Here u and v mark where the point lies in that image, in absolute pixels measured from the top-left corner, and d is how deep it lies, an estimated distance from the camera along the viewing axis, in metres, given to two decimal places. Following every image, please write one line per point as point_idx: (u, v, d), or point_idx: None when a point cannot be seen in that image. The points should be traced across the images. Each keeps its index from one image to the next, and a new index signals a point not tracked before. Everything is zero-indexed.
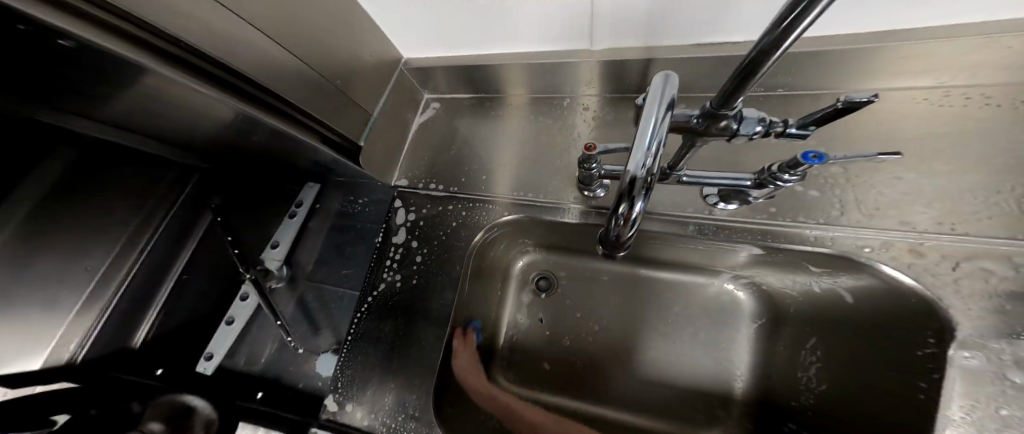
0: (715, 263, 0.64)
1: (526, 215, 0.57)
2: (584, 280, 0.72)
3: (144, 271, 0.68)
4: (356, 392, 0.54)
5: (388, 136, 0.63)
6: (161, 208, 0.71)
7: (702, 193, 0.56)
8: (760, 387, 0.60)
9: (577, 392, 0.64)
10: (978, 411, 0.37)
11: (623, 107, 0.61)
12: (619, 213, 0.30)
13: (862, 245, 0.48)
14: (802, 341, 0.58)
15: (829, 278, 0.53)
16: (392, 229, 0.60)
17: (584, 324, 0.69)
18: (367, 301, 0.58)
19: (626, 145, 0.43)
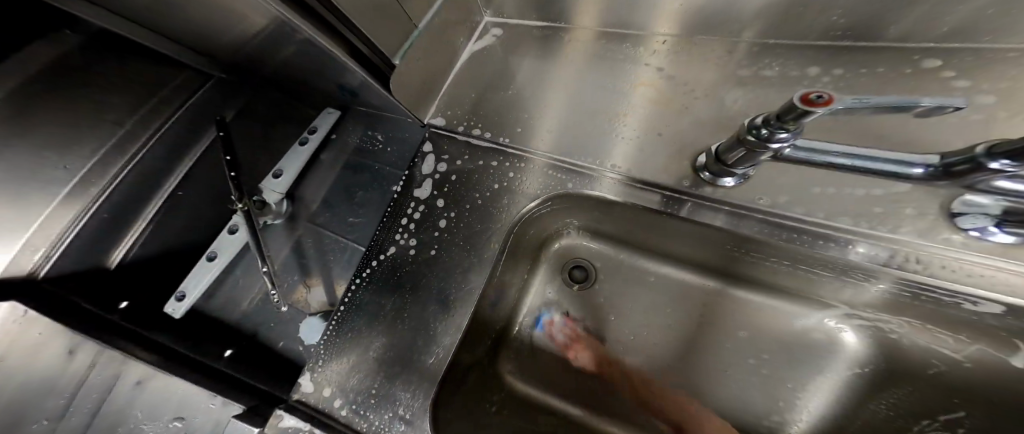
0: (823, 294, 0.46)
1: (567, 181, 0.42)
2: (630, 278, 0.57)
3: (133, 180, 0.56)
4: (340, 374, 0.42)
5: (431, 58, 0.48)
6: (163, 109, 0.59)
7: (949, 210, 0.31)
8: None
9: (586, 400, 0.51)
10: None
11: (801, 59, 0.40)
12: None
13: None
14: (938, 411, 0.40)
15: None
16: (415, 180, 0.47)
17: (622, 330, 0.54)
18: (371, 263, 0.45)
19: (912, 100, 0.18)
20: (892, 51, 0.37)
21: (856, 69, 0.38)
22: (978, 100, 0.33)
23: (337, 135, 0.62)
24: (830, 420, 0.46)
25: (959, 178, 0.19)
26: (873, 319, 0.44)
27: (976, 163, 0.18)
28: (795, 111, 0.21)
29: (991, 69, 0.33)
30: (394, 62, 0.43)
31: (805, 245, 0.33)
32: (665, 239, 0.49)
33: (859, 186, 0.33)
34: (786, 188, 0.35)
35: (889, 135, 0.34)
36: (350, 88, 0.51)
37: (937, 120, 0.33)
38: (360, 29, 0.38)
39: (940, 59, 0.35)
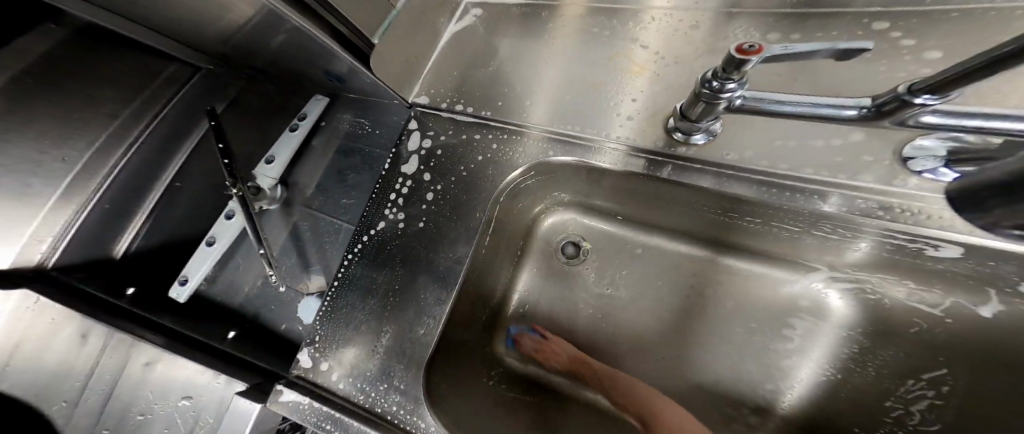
0: (809, 257, 0.46)
1: (554, 151, 0.43)
2: (620, 252, 0.57)
3: (132, 170, 0.58)
4: (336, 348, 0.44)
5: (410, 34, 0.48)
6: (156, 100, 0.60)
7: (901, 155, 0.31)
8: (822, 411, 0.46)
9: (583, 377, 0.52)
10: None
11: (766, 25, 0.41)
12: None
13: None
14: (921, 370, 0.41)
15: None
16: (402, 157, 0.48)
17: (613, 304, 0.55)
18: (362, 238, 0.46)
19: (831, 44, 0.21)
20: (843, 16, 0.38)
21: (816, 32, 0.38)
22: (927, 56, 0.34)
23: (326, 121, 0.63)
24: (819, 383, 0.46)
25: (892, 115, 0.21)
26: (858, 280, 0.45)
27: (902, 99, 0.20)
28: (735, 61, 0.24)
29: (933, 30, 0.35)
30: (374, 40, 0.43)
31: (783, 198, 0.34)
32: (654, 208, 0.49)
33: (819, 137, 0.34)
34: (756, 144, 0.35)
35: (849, 89, 0.35)
36: (337, 74, 0.52)
37: (892, 76, 0.34)
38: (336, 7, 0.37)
39: (888, 22, 0.36)
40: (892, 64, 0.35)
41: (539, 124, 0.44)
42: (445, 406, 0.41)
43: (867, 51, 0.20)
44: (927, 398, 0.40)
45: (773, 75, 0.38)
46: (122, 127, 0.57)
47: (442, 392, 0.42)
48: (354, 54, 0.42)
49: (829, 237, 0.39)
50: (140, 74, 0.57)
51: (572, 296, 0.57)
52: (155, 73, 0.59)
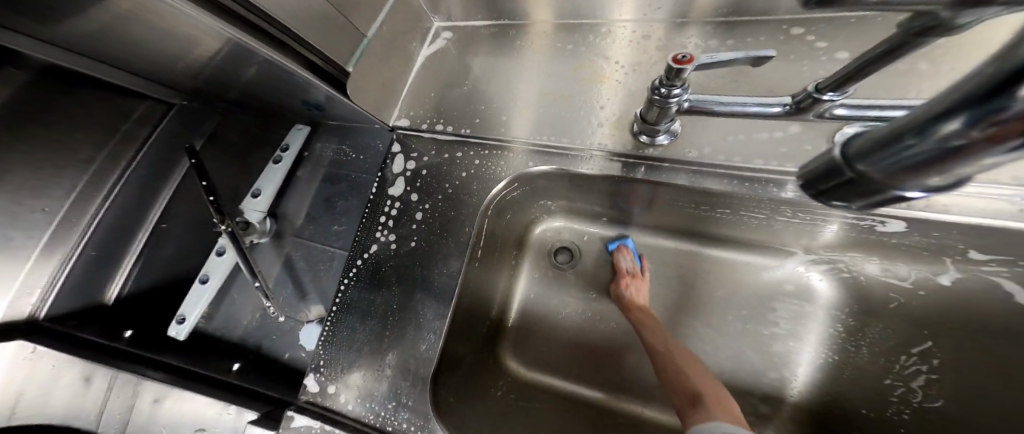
0: (784, 242, 0.49)
1: (534, 163, 0.45)
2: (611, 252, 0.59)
3: (115, 214, 0.57)
4: (344, 372, 0.45)
5: (383, 60, 0.49)
6: (133, 138, 0.58)
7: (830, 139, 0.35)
8: (825, 397, 0.47)
9: (592, 378, 0.54)
10: None
11: (704, 33, 0.44)
12: (860, 172, 0.15)
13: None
14: (912, 345, 0.43)
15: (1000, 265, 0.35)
16: (388, 180, 0.49)
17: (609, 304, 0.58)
18: (356, 263, 0.48)
19: (744, 54, 0.26)
20: (767, 22, 0.42)
21: (746, 38, 0.42)
22: (838, 56, 0.38)
23: (310, 151, 0.63)
24: (821, 366, 0.48)
25: (809, 109, 0.25)
26: (835, 261, 0.48)
27: (813, 97, 0.24)
28: (672, 70, 0.27)
29: (842, 32, 0.39)
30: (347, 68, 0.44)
31: (746, 186, 0.36)
32: (637, 207, 0.51)
33: (764, 131, 0.37)
34: (712, 141, 0.38)
35: (786, 85, 0.38)
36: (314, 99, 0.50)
37: (815, 74, 0.38)
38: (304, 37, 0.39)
39: (803, 27, 0.40)
40: (813, 64, 0.38)
41: (520, 137, 0.46)
42: (455, 417, 0.43)
43: (770, 59, 0.25)
44: (923, 373, 0.41)
45: (717, 76, 0.40)
46: (98, 173, 0.56)
47: (451, 405, 0.44)
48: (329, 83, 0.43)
49: (799, 222, 0.42)
50: (114, 114, 0.55)
51: (573, 300, 0.59)
52: (130, 111, 0.57)
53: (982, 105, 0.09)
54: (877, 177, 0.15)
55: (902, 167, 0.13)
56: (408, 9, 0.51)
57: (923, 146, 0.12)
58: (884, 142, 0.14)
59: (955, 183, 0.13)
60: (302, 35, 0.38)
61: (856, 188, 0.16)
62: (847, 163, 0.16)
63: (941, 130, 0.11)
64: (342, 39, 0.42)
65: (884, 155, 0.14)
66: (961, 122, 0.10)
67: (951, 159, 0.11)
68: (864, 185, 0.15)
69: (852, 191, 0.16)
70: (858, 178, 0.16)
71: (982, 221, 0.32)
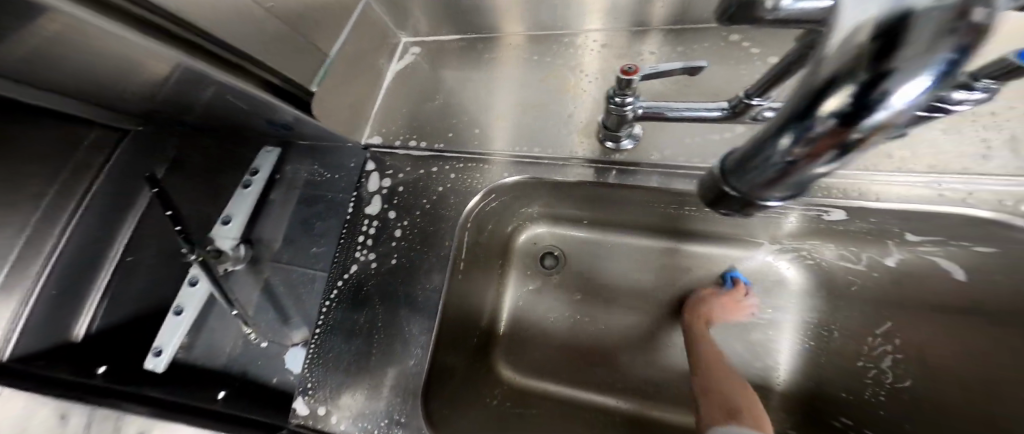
0: (752, 233, 0.51)
1: (515, 175, 0.46)
2: (595, 253, 0.61)
3: (72, 250, 0.55)
4: (333, 393, 0.45)
5: (350, 78, 0.49)
6: (85, 170, 0.54)
7: None
8: (808, 385, 0.49)
9: (588, 381, 0.55)
10: None
11: (655, 41, 0.47)
12: (734, 188, 0.19)
13: (1018, 200, 0.32)
14: (874, 326, 0.45)
15: (933, 247, 0.39)
16: (364, 199, 0.50)
17: (596, 304, 0.59)
18: (337, 283, 0.48)
19: (684, 63, 0.27)
20: (709, 30, 0.45)
21: (692, 45, 0.45)
22: (770, 60, 0.42)
23: (282, 172, 0.62)
24: (799, 352, 0.51)
25: (743, 113, 0.29)
26: (799, 248, 0.50)
27: (745, 102, 0.28)
28: (622, 81, 0.28)
29: (772, 39, 0.43)
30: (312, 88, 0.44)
31: None
32: (614, 209, 0.53)
33: (715, 132, 0.39)
34: (671, 144, 0.41)
35: (729, 89, 0.41)
36: (282, 121, 0.49)
37: (752, 78, 0.41)
38: (260, 60, 0.38)
39: (740, 34, 0.44)
40: (749, 69, 0.42)
41: (499, 150, 0.47)
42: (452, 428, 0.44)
43: (703, 69, 0.27)
44: (889, 353, 0.44)
45: (671, 81, 0.43)
46: (50, 209, 0.52)
47: (446, 417, 0.45)
48: (296, 105, 0.43)
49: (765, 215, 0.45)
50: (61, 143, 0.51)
51: (559, 304, 0.60)
52: (78, 140, 0.52)
53: (801, 124, 0.13)
54: (748, 191, 0.18)
55: (763, 180, 0.17)
56: (375, 26, 0.52)
57: (771, 163, 0.16)
58: (744, 161, 0.17)
59: (795, 189, 0.17)
60: (260, 58, 0.38)
61: (740, 201, 0.19)
62: (727, 184, 0.19)
63: (780, 146, 0.15)
64: (306, 60, 0.42)
65: (749, 174, 0.17)
66: (792, 139, 0.14)
67: (794, 168, 0.15)
68: (742, 197, 0.19)
69: (734, 203, 0.20)
70: (740, 194, 0.19)
71: (916, 206, 0.34)
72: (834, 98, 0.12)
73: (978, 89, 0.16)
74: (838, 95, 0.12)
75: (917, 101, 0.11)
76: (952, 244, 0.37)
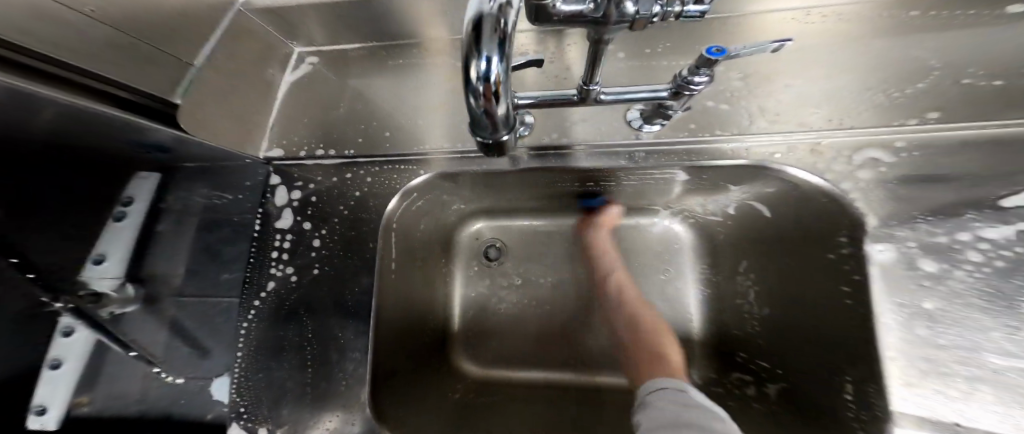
0: (645, 202, 0.59)
1: (439, 172, 0.50)
2: (532, 241, 0.66)
3: None
4: (272, 412, 0.44)
5: (224, 91, 0.49)
6: None
7: (625, 118, 0.45)
8: (717, 327, 0.57)
9: (550, 362, 0.60)
10: (904, 303, 0.34)
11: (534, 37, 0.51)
12: (484, 138, 0.24)
13: (772, 152, 0.39)
14: (737, 264, 0.55)
15: (745, 190, 0.47)
16: (274, 214, 0.52)
17: (536, 287, 0.64)
18: (254, 303, 0.48)
19: (531, 59, 0.32)
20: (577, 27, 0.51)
21: (564, 40, 0.51)
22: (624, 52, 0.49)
23: (164, 199, 0.44)
24: (702, 300, 0.59)
25: (588, 95, 0.35)
26: (682, 208, 0.58)
27: (585, 88, 0.34)
28: None
29: None
30: (173, 99, 0.42)
31: (594, 158, 0.44)
32: (534, 195, 0.59)
33: (593, 115, 0.46)
34: (558, 127, 0.46)
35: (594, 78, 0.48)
36: (156, 143, 0.40)
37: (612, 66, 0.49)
38: (113, 78, 0.36)
39: None
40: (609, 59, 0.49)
41: (436, 148, 0.50)
42: (408, 426, 0.46)
43: (544, 61, 0.32)
44: (751, 286, 0.54)
45: (547, 77, 0.49)
46: None
47: (399, 414, 0.47)
48: (161, 120, 0.40)
49: (652, 183, 0.51)
50: None
51: (507, 293, 0.64)
52: None
53: (469, 85, 0.19)
54: (492, 137, 0.24)
55: (487, 126, 0.23)
56: (257, 43, 0.55)
57: (478, 112, 0.21)
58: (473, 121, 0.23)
59: (509, 127, 0.24)
60: (111, 77, 0.36)
61: (498, 145, 0.25)
62: (478, 137, 0.24)
63: (471, 102, 0.20)
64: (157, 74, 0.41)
65: (481, 125, 0.23)
66: (473, 97, 0.20)
67: (490, 113, 0.21)
68: (496, 144, 0.25)
69: (494, 149, 0.26)
70: (489, 141, 0.25)
71: (744, 163, 0.40)
72: (472, 65, 0.18)
73: (701, 75, 0.30)
74: (475, 62, 0.18)
75: (502, 65, 0.18)
76: (755, 191, 0.46)
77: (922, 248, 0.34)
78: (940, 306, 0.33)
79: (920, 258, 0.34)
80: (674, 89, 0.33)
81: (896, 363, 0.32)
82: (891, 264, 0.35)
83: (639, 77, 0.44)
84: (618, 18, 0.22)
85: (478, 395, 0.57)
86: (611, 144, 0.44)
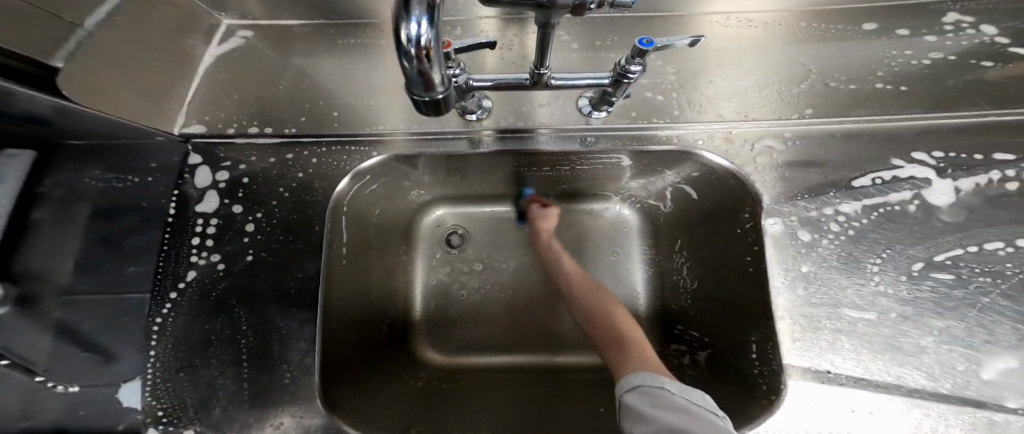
0: (601, 189, 0.63)
1: (395, 154, 0.49)
2: (493, 228, 0.68)
3: None
4: (199, 414, 0.39)
5: (116, 53, 0.39)
6: None
7: (576, 105, 0.48)
8: (659, 300, 0.62)
9: (512, 347, 0.62)
10: (790, 264, 0.42)
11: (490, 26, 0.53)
12: (419, 95, 0.24)
13: (698, 138, 0.45)
14: (670, 243, 0.62)
15: (680, 173, 0.53)
16: (195, 198, 0.46)
17: (497, 274, 0.67)
18: (169, 296, 0.42)
19: (484, 42, 0.34)
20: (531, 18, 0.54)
21: (519, 31, 0.53)
22: None
23: (44, 185, 0.40)
24: (649, 278, 0.63)
25: (540, 81, 0.37)
26: (627, 195, 0.64)
27: (535, 72, 0.36)
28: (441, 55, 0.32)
29: None
30: (55, 64, 0.33)
31: (548, 142, 0.47)
32: (492, 182, 0.61)
33: (544, 101, 0.49)
34: (513, 112, 0.48)
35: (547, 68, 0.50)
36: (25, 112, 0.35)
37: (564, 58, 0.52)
38: None
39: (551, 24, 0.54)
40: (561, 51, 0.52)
41: (394, 128, 0.49)
42: (369, 417, 0.44)
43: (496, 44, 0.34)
44: (684, 263, 0.59)
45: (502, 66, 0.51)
46: None
47: (355, 406, 0.45)
48: (23, 82, 0.32)
49: (605, 169, 0.55)
50: None
51: (467, 279, 0.66)
52: None
53: (401, 46, 0.19)
54: (429, 95, 0.24)
55: (421, 85, 0.23)
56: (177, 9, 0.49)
57: (412, 74, 0.21)
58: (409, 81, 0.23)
59: (444, 86, 0.24)
60: None
61: (435, 103, 0.26)
62: (414, 94, 0.25)
63: (404, 64, 0.21)
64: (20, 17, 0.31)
65: (418, 86, 0.23)
66: (404, 59, 0.20)
67: (425, 73, 0.21)
68: (433, 102, 0.25)
69: (429, 106, 0.26)
70: (424, 99, 0.25)
71: (677, 148, 0.45)
72: (402, 26, 0.19)
73: (635, 64, 0.34)
74: (404, 25, 0.18)
75: (432, 28, 0.19)
76: (688, 175, 0.52)
77: (802, 221, 0.42)
78: (814, 269, 0.41)
79: (799, 230, 0.42)
80: (616, 77, 0.37)
81: (784, 321, 0.40)
82: (779, 235, 0.42)
83: (588, 68, 0.48)
84: (560, 2, 0.24)
85: (441, 382, 0.58)
86: (562, 128, 0.47)
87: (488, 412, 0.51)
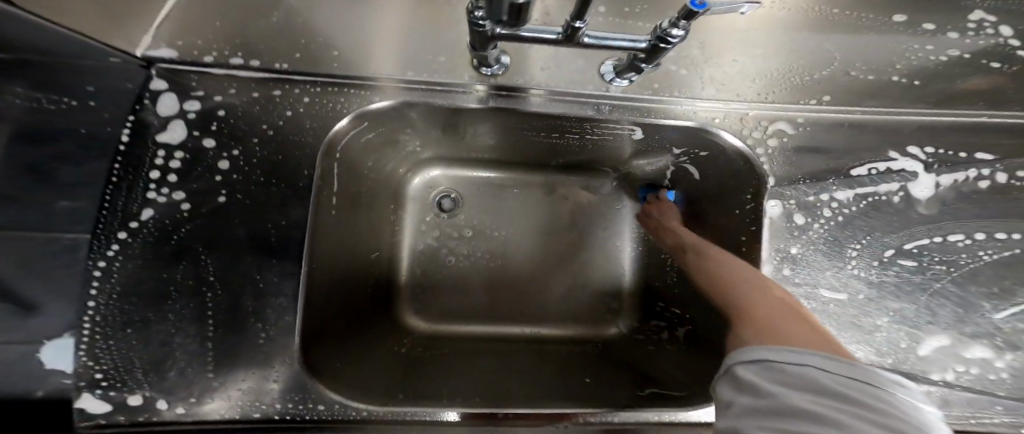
0: (603, 164, 0.63)
1: (404, 100, 0.44)
2: (487, 194, 0.66)
3: None
4: (153, 378, 0.35)
5: None
6: None
7: (599, 70, 0.45)
8: (643, 276, 0.66)
9: (498, 315, 0.62)
10: (781, 245, 0.44)
11: None
12: None
13: (713, 117, 0.46)
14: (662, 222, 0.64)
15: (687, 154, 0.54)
16: (154, 125, 0.38)
17: (489, 240, 0.65)
18: (119, 235, 0.36)
19: None
20: None
21: None
22: None
23: None
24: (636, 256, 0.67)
25: (574, 35, 0.34)
26: (627, 173, 0.64)
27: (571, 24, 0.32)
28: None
29: None
30: None
31: (566, 106, 0.45)
32: (496, 146, 0.58)
33: (571, 59, 0.45)
34: (534, 68, 0.44)
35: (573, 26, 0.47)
36: None
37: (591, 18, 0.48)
38: None
39: None
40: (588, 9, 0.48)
41: (393, 72, 0.43)
42: (357, 380, 0.42)
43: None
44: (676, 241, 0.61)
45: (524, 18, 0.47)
46: None
47: (335, 368, 0.42)
48: None
49: (614, 141, 0.55)
50: None
51: (457, 244, 0.64)
52: None
53: None
54: None
55: None
56: None
57: None
58: None
59: None
60: None
61: None
62: None
63: None
64: None
65: None
66: None
67: None
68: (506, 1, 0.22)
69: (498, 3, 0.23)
70: None
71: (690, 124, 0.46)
72: None
73: (679, 28, 0.32)
74: None
75: None
76: (695, 154, 0.53)
77: (799, 205, 0.45)
78: (802, 250, 0.44)
79: (795, 213, 0.45)
80: (656, 38, 0.34)
81: None
82: (777, 217, 0.44)
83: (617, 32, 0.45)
84: None
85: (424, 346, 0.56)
86: (579, 94, 0.45)
87: (478, 374, 0.51)
